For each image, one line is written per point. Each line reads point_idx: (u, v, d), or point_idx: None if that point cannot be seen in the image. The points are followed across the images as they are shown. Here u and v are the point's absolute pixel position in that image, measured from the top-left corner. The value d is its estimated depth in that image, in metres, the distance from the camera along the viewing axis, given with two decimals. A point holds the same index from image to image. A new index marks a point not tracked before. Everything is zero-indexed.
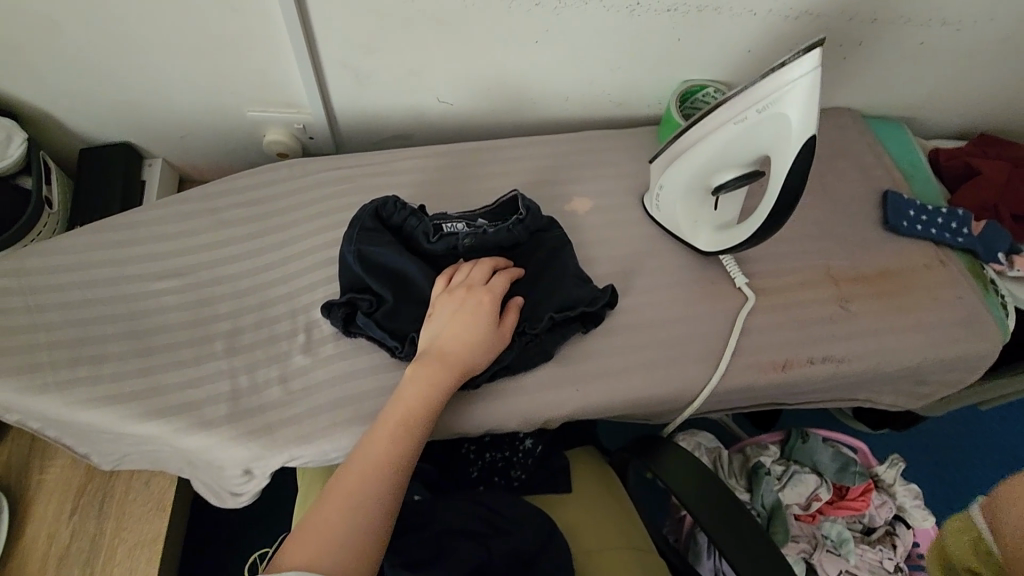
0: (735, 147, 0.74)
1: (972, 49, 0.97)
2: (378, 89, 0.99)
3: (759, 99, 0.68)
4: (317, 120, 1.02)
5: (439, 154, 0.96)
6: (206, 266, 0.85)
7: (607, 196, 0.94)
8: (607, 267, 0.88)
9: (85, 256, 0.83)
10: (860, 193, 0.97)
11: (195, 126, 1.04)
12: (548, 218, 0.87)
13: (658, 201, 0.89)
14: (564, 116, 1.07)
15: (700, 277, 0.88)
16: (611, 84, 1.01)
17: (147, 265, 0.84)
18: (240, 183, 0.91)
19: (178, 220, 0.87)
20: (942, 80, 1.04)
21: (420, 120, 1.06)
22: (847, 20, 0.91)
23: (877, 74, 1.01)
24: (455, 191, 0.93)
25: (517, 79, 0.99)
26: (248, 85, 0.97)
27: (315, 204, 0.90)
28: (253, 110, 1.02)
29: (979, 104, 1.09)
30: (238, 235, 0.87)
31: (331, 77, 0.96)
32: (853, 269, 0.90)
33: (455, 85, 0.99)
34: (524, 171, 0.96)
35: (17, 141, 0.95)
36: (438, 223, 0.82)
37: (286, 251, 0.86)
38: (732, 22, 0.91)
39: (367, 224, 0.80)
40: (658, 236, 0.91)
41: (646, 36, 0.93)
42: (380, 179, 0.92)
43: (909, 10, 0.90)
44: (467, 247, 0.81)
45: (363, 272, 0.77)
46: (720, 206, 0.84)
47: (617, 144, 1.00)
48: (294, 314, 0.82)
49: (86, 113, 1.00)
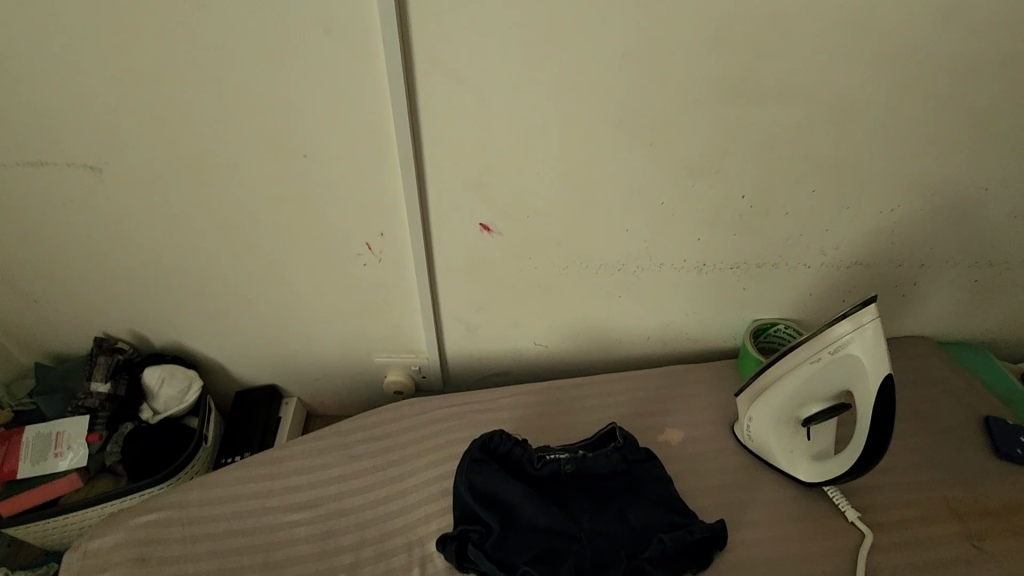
0: (818, 382, 0.81)
1: (1014, 300, 1.09)
2: (486, 337, 1.18)
3: (829, 343, 0.78)
4: (430, 363, 1.22)
5: (540, 391, 1.07)
6: (334, 497, 0.94)
7: (699, 428, 1.00)
8: (711, 500, 0.90)
9: (236, 489, 0.94)
10: (958, 425, 0.99)
11: (332, 368, 1.28)
12: (646, 450, 0.92)
13: (748, 431, 0.93)
14: (647, 353, 1.20)
15: (808, 512, 0.88)
16: (689, 326, 1.14)
17: (286, 497, 0.94)
18: (369, 419, 1.04)
19: (314, 453, 0.99)
20: (1010, 312, 1.11)
21: (520, 357, 1.22)
22: (897, 265, 1.03)
23: (936, 307, 1.11)
24: (556, 424, 1.02)
25: (607, 323, 1.14)
26: (381, 336, 1.20)
27: (432, 438, 1.01)
28: (382, 355, 1.24)
29: None
30: (364, 468, 0.98)
31: (448, 329, 1.16)
32: (969, 502, 0.89)
33: (551, 332, 1.16)
34: (618, 404, 1.04)
35: (195, 388, 1.21)
36: (542, 452, 0.89)
37: (408, 484, 0.95)
38: (795, 277, 1.05)
39: (476, 455, 0.87)
40: (754, 467, 0.94)
41: (714, 290, 1.07)
42: (487, 414, 1.04)
43: (953, 255, 1.02)
44: (569, 472, 0.88)
45: (473, 503, 0.83)
46: (811, 437, 0.87)
47: (702, 376, 1.09)
48: (411, 547, 0.88)
49: (253, 361, 1.27)
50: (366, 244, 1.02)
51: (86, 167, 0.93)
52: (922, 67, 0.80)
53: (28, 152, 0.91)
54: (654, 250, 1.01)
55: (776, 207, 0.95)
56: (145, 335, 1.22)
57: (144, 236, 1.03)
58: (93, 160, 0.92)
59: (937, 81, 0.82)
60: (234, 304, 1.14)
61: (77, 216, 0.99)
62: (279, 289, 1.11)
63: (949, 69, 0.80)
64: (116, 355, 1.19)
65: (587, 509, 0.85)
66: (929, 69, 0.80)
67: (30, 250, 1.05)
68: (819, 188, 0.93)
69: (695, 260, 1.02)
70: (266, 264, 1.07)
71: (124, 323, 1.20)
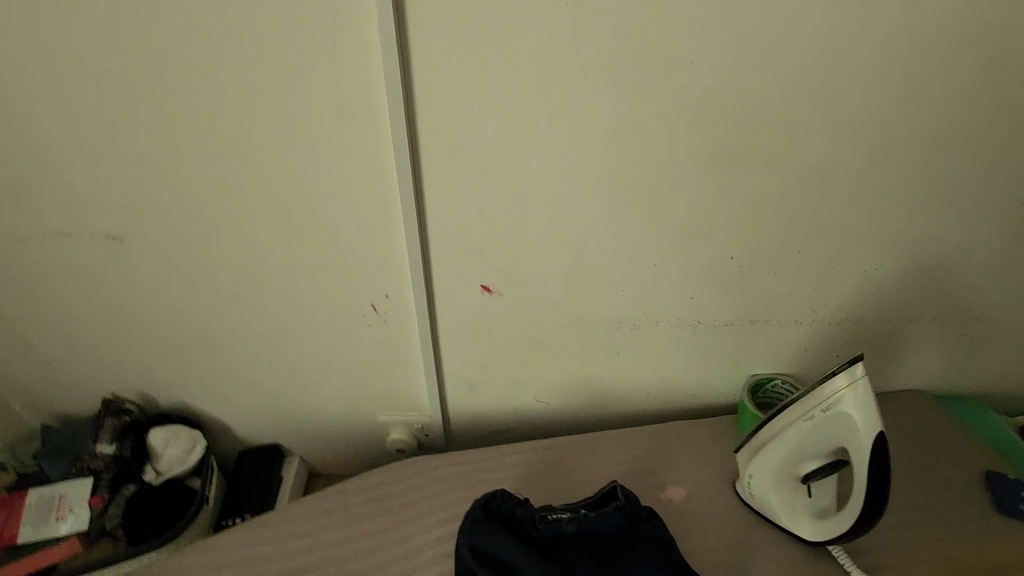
0: (813, 440, 0.82)
1: (1003, 352, 1.11)
2: (488, 395, 1.20)
3: (820, 401, 0.80)
4: (433, 422, 1.23)
5: (541, 449, 1.08)
6: (335, 562, 0.94)
7: (700, 485, 1.00)
8: (714, 560, 0.89)
9: (238, 552, 0.94)
10: (959, 480, 0.99)
11: (335, 428, 1.29)
12: (648, 509, 0.92)
13: (750, 488, 0.93)
14: (647, 409, 1.21)
15: (813, 572, 0.87)
16: (687, 381, 1.16)
17: (288, 561, 0.94)
18: (370, 479, 1.05)
19: (315, 515, 0.99)
20: (1001, 364, 1.14)
21: (522, 414, 1.23)
22: (886, 320, 1.06)
23: (929, 360, 1.13)
24: (557, 483, 1.03)
25: (606, 379, 1.16)
26: (384, 394, 1.22)
27: (433, 499, 1.01)
28: (385, 413, 1.25)
29: None
30: (366, 530, 0.97)
31: (450, 387, 1.18)
32: (976, 560, 0.88)
33: (552, 389, 1.18)
34: (619, 462, 1.05)
35: (199, 449, 1.22)
36: (545, 512, 0.90)
37: (409, 546, 0.95)
38: (788, 333, 1.08)
39: (479, 516, 0.89)
40: (756, 525, 0.94)
41: (709, 347, 1.10)
42: (488, 473, 1.04)
43: (940, 310, 1.06)
44: (572, 532, 0.88)
45: (477, 566, 0.83)
46: (812, 494, 0.87)
47: (701, 432, 1.10)
48: None
49: (257, 420, 1.28)
50: (371, 306, 1.06)
51: (108, 236, 0.98)
52: (888, 136, 0.86)
53: (55, 223, 0.96)
54: (648, 308, 1.05)
55: (764, 267, 0.99)
56: (153, 396, 1.24)
57: (159, 301, 1.07)
58: (115, 231, 0.97)
59: (903, 150, 0.88)
60: (241, 365, 1.17)
61: (96, 282, 1.04)
62: (286, 350, 1.14)
63: (912, 139, 0.87)
64: (123, 416, 1.20)
65: (591, 569, 0.84)
66: (894, 138, 0.87)
67: (48, 314, 1.09)
68: (804, 249, 0.97)
69: (689, 317, 1.06)
70: (274, 325, 1.10)
71: (133, 384, 1.22)
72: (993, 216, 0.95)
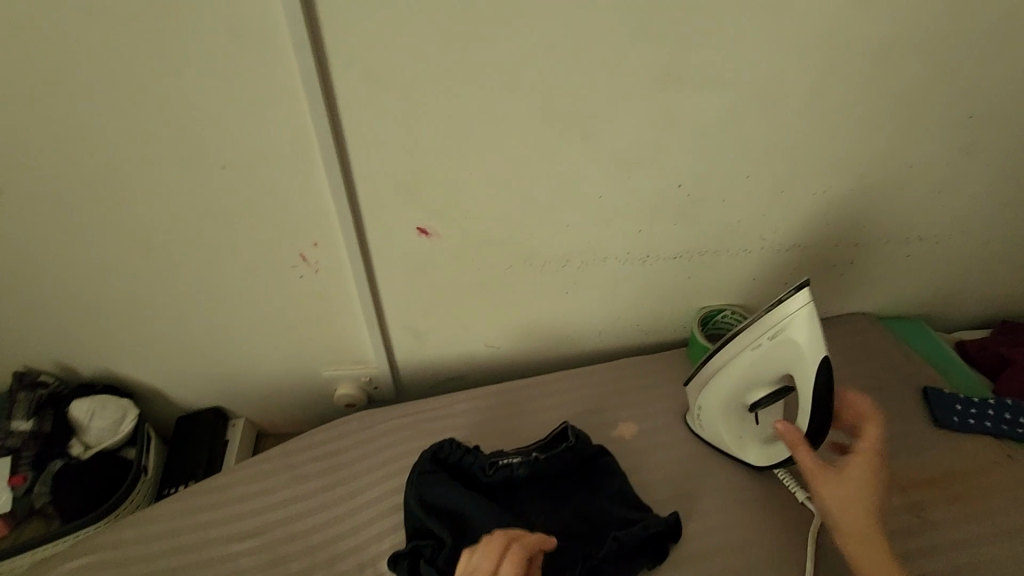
0: (760, 368, 0.81)
1: (943, 271, 1.13)
2: (436, 343, 1.15)
3: (767, 328, 0.78)
4: (381, 373, 1.18)
5: (492, 394, 1.05)
6: (281, 523, 0.90)
7: (652, 419, 1.00)
8: (664, 491, 0.90)
9: (175, 523, 0.89)
10: (901, 397, 1.03)
11: (279, 386, 1.23)
12: (600, 446, 0.91)
13: (699, 420, 0.93)
14: (600, 347, 1.19)
15: (758, 495, 0.89)
16: (639, 317, 1.14)
17: (230, 526, 0.89)
18: (315, 437, 1.00)
19: (257, 478, 0.95)
20: (941, 283, 1.16)
21: (473, 360, 1.19)
22: (834, 245, 1.05)
23: (873, 283, 1.14)
24: (509, 427, 1.01)
25: (557, 320, 1.12)
26: (327, 349, 1.15)
27: (381, 452, 0.97)
28: (330, 368, 1.19)
29: (971, 296, 1.20)
30: (312, 489, 0.94)
31: (396, 337, 1.13)
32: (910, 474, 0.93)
33: (502, 333, 1.14)
34: (571, 402, 1.03)
35: (130, 418, 1.14)
36: (495, 458, 0.87)
37: (358, 501, 0.92)
38: (737, 262, 1.06)
39: (426, 467, 0.86)
40: (705, 454, 0.95)
41: (659, 281, 1.07)
42: (437, 422, 1.01)
43: (885, 232, 1.05)
44: (522, 476, 0.85)
45: (425, 516, 0.80)
46: (759, 422, 0.88)
47: (653, 366, 1.09)
48: (364, 567, 0.85)
49: (193, 384, 1.20)
50: (300, 255, 0.98)
51: None
52: (841, 50, 0.81)
53: None
54: (597, 244, 1.00)
55: (714, 196, 0.95)
56: (69, 365, 1.14)
57: (56, 261, 0.95)
58: None
59: (857, 64, 0.83)
60: (165, 327, 1.08)
61: None
62: (213, 309, 1.06)
63: (865, 53, 0.82)
64: (39, 389, 1.11)
65: (541, 512, 0.84)
66: (847, 52, 0.81)
67: None
68: (754, 173, 0.93)
69: (639, 251, 1.02)
70: (195, 282, 1.01)
71: (44, 355, 1.11)
72: (941, 134, 0.93)
